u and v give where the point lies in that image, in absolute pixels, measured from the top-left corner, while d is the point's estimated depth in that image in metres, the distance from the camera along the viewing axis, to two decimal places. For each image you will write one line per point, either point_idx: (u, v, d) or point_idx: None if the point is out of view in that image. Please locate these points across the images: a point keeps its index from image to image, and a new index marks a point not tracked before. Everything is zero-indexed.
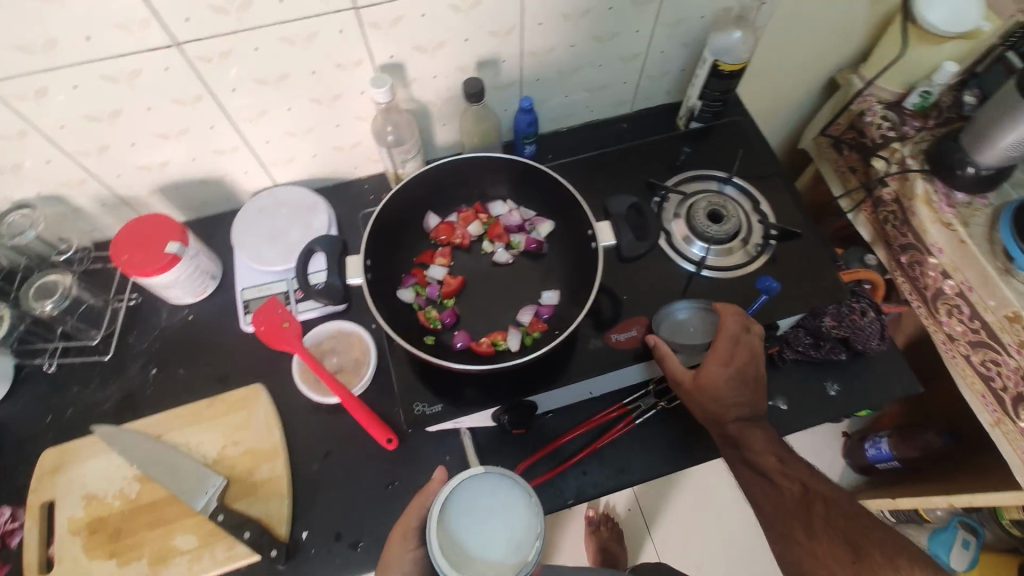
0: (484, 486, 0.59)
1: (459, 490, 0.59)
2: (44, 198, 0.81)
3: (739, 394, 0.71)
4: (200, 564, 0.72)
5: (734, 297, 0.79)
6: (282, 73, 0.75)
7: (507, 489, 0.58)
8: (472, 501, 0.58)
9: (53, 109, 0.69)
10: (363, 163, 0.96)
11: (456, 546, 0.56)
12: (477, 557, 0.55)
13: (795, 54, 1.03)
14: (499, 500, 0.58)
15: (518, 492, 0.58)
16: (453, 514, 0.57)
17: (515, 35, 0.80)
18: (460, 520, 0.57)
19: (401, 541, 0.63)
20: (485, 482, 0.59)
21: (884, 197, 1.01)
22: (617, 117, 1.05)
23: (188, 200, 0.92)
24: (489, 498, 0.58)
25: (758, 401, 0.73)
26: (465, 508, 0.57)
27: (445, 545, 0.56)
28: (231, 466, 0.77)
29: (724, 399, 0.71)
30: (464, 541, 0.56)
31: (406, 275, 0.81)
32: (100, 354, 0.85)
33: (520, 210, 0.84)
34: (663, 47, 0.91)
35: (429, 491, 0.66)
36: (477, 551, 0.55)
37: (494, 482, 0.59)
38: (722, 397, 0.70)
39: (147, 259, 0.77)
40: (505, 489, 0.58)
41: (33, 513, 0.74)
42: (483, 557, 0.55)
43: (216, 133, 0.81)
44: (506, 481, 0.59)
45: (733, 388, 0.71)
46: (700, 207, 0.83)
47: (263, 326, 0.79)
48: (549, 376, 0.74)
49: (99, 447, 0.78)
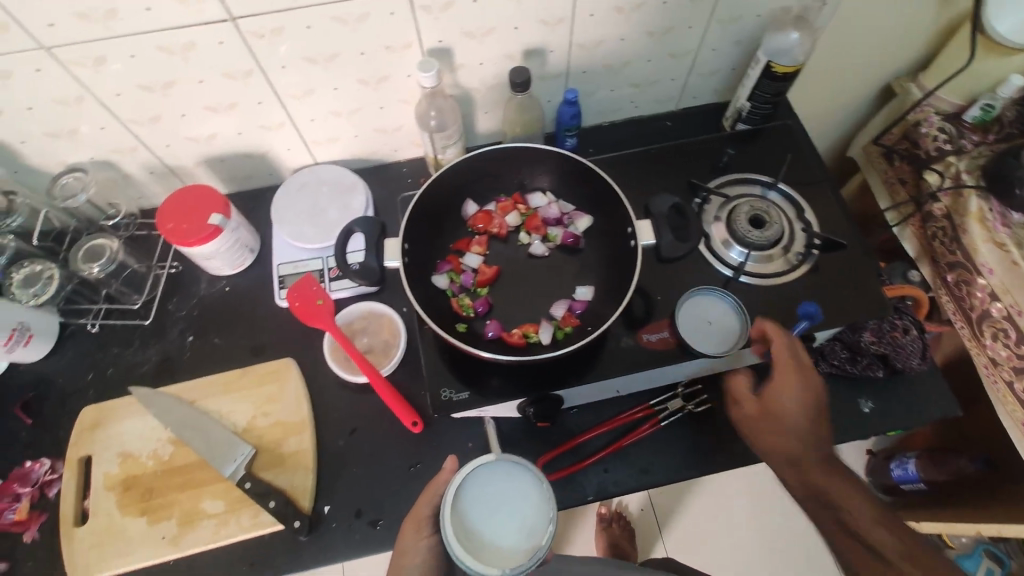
0: (495, 473, 0.59)
1: (470, 477, 0.59)
2: (95, 163, 0.84)
3: (800, 416, 0.70)
4: (225, 529, 0.74)
5: (770, 306, 0.78)
6: (331, 53, 0.75)
7: (518, 476, 0.58)
8: (484, 487, 0.58)
9: (110, 77, 0.71)
10: (404, 147, 0.97)
11: (470, 533, 0.56)
12: (491, 544, 0.55)
13: (852, 58, 0.99)
14: (511, 486, 0.58)
15: (530, 478, 0.58)
16: (466, 502, 0.58)
17: (565, 26, 0.79)
18: (471, 510, 0.57)
19: (414, 530, 0.65)
20: (496, 469, 0.59)
21: (934, 212, 0.97)
22: (662, 114, 1.03)
23: (232, 173, 0.93)
24: (501, 485, 0.58)
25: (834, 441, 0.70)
26: (478, 495, 0.58)
27: (459, 532, 0.56)
28: (260, 436, 0.79)
29: (794, 430, 0.70)
30: (479, 529, 0.56)
31: (441, 262, 0.81)
32: (141, 319, 0.88)
33: (558, 203, 0.83)
34: (715, 45, 0.88)
35: (438, 480, 0.66)
36: (492, 538, 0.56)
37: (505, 469, 0.59)
38: (786, 421, 0.70)
39: (189, 230, 0.79)
40: (517, 476, 0.59)
41: (72, 466, 0.77)
42: (497, 544, 0.55)
43: (263, 109, 0.82)
44: (517, 467, 0.59)
45: (795, 409, 0.70)
46: (742, 212, 0.81)
47: (298, 301, 0.81)
48: (578, 372, 0.74)
49: (136, 408, 0.80)
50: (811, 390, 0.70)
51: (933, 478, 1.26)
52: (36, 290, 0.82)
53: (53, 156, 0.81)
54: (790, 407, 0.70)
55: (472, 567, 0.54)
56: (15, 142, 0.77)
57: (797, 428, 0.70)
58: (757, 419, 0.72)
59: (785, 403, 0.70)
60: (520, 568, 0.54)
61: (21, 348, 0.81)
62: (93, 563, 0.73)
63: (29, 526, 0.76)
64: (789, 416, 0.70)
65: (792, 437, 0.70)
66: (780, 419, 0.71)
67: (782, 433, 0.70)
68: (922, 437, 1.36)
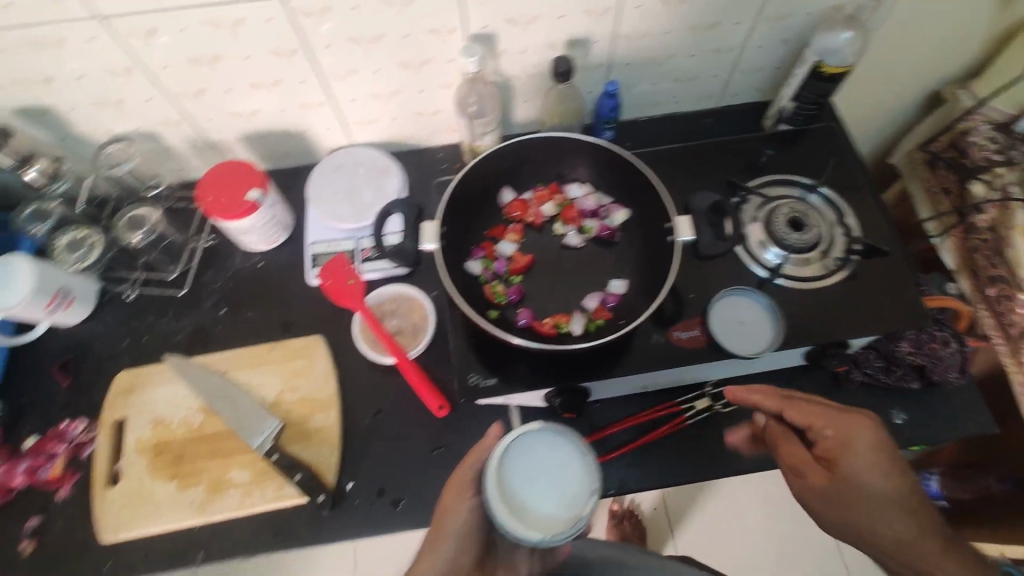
0: (538, 441, 0.59)
1: (513, 444, 0.59)
2: (140, 134, 0.85)
3: (881, 462, 0.62)
4: (251, 499, 0.76)
5: (806, 310, 0.76)
6: (376, 34, 0.75)
7: (562, 446, 0.58)
8: (527, 455, 0.58)
9: (160, 50, 0.72)
10: (440, 132, 0.97)
11: (512, 499, 0.56)
12: (532, 511, 0.56)
13: (901, 63, 0.97)
14: (555, 456, 0.58)
15: (574, 449, 0.58)
16: (508, 468, 0.58)
17: (611, 16, 0.78)
18: (513, 477, 0.57)
19: (457, 492, 0.63)
20: (539, 437, 0.59)
21: (979, 224, 0.95)
22: (701, 111, 1.02)
23: (269, 151, 0.94)
24: (544, 454, 0.58)
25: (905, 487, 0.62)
26: (520, 461, 0.58)
27: (501, 497, 0.56)
28: (287, 411, 0.80)
29: (871, 489, 0.61)
30: (520, 496, 0.56)
31: (475, 248, 0.82)
32: (175, 289, 0.90)
33: (596, 195, 0.83)
34: (762, 43, 0.87)
35: (484, 445, 0.65)
36: (534, 505, 0.56)
37: (550, 438, 0.59)
38: (871, 480, 0.61)
39: (230, 204, 0.81)
40: (560, 446, 0.59)
41: (106, 428, 0.79)
42: (539, 511, 0.56)
43: (305, 88, 0.82)
44: (561, 437, 0.59)
45: (872, 459, 0.62)
46: (782, 213, 0.80)
47: (330, 280, 0.82)
48: (607, 366, 0.73)
49: (169, 376, 0.82)
50: (869, 430, 0.63)
51: (957, 496, 1.23)
52: (79, 256, 0.85)
53: (100, 124, 0.82)
54: (863, 460, 0.62)
55: (513, 530, 0.55)
56: (64, 110, 0.78)
57: (886, 479, 0.62)
58: (840, 489, 0.62)
59: (856, 457, 0.62)
60: (560, 536, 0.55)
61: (62, 312, 0.83)
62: (123, 523, 0.75)
63: (62, 484, 0.78)
64: (871, 469, 0.62)
65: (886, 493, 0.61)
66: (867, 480, 0.62)
67: (876, 493, 0.61)
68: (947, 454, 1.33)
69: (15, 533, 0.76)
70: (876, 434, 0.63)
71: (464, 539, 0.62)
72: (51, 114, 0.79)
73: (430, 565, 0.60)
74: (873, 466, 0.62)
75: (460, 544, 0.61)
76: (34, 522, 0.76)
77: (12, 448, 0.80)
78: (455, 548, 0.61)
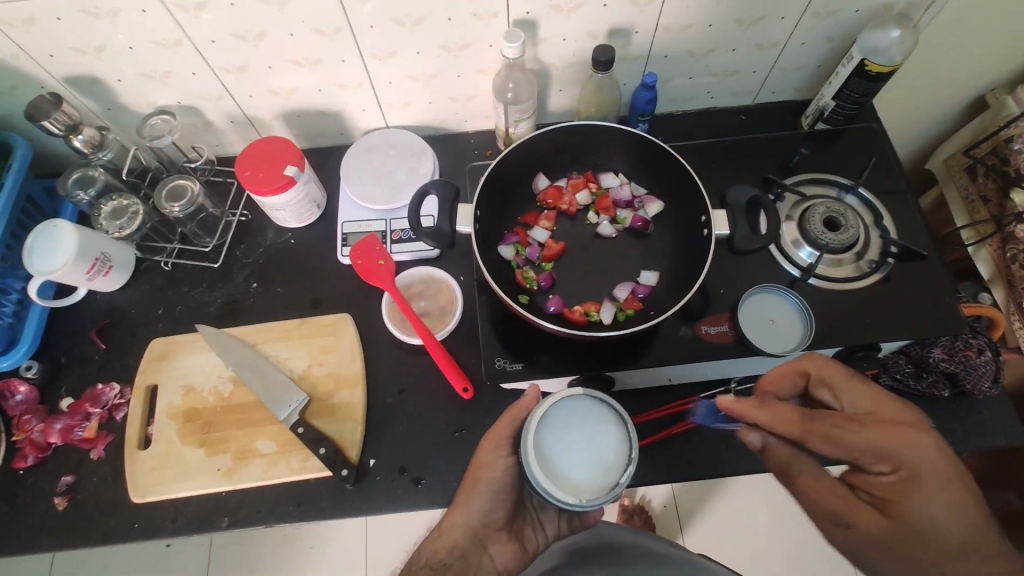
0: (577, 409, 0.65)
1: (554, 412, 0.64)
2: (182, 108, 0.87)
3: (947, 489, 0.54)
4: (276, 470, 0.77)
5: (837, 310, 0.76)
6: (419, 16, 0.76)
7: (597, 418, 0.64)
8: (567, 422, 0.64)
9: (207, 24, 0.73)
10: (474, 118, 0.97)
11: (551, 463, 0.62)
12: (568, 475, 0.61)
13: (947, 66, 0.94)
14: (593, 425, 0.64)
15: (611, 418, 0.64)
16: (548, 433, 0.63)
17: (655, 7, 0.77)
18: (552, 442, 0.63)
19: (493, 448, 0.70)
20: (579, 406, 0.65)
21: (1018, 234, 0.93)
22: (737, 107, 1.01)
23: (306, 129, 0.96)
24: (583, 422, 0.64)
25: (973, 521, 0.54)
26: (561, 428, 0.64)
27: (541, 461, 0.62)
28: (314, 385, 0.82)
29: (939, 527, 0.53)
30: (559, 461, 0.62)
31: (508, 233, 0.82)
32: (209, 261, 0.91)
33: (630, 186, 0.83)
34: (805, 40, 0.86)
35: (522, 405, 0.70)
36: (571, 470, 0.61)
37: (588, 408, 0.65)
38: (940, 517, 0.53)
39: (265, 178, 0.81)
40: (597, 415, 0.64)
41: (139, 392, 0.82)
42: (575, 476, 0.61)
43: (345, 68, 0.83)
44: (600, 408, 0.65)
45: (938, 487, 0.54)
46: (817, 213, 0.79)
47: (360, 260, 0.83)
48: (634, 356, 0.74)
49: (200, 345, 0.84)
50: (927, 447, 0.55)
51: None
52: (122, 223, 0.86)
53: (145, 96, 0.84)
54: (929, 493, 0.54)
55: (553, 494, 0.60)
56: (112, 80, 0.80)
57: (958, 512, 0.53)
58: (902, 533, 0.54)
59: (920, 489, 0.54)
60: (594, 501, 0.60)
61: (101, 278, 0.85)
62: (152, 485, 0.77)
63: (96, 445, 0.80)
64: (939, 500, 0.54)
65: (961, 532, 0.53)
66: (936, 516, 0.53)
67: (949, 529, 0.53)
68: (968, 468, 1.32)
69: (49, 489, 0.78)
70: (938, 456, 0.55)
71: (495, 493, 0.69)
72: (99, 84, 0.81)
73: (463, 517, 0.68)
74: (941, 496, 0.54)
75: (492, 497, 0.69)
76: (68, 479, 0.79)
77: (49, 407, 0.83)
78: (486, 503, 0.69)
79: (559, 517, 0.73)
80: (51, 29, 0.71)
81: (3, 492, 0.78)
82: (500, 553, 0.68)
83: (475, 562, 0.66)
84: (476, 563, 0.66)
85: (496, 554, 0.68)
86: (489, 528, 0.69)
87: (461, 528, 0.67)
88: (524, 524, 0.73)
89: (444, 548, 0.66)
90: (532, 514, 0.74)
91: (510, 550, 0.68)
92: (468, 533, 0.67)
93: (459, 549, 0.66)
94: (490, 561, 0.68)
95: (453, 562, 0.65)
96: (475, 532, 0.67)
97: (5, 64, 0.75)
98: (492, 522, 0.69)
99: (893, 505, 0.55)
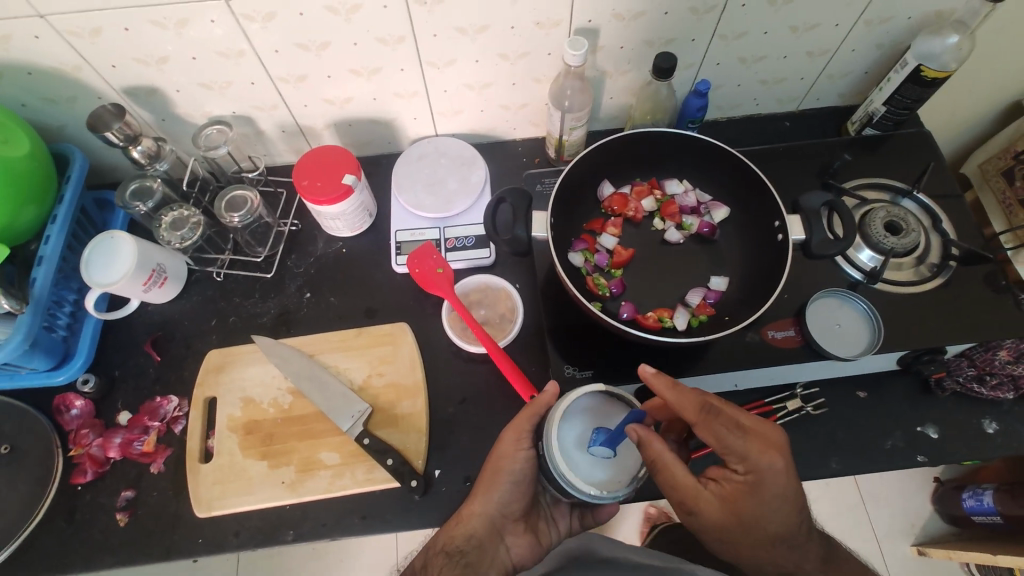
0: (593, 402, 0.64)
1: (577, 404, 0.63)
2: (237, 118, 0.87)
3: (785, 501, 0.57)
4: (341, 481, 0.76)
5: (904, 314, 0.76)
6: (483, 25, 0.76)
7: (612, 410, 0.64)
8: (589, 415, 0.63)
9: (274, 33, 0.73)
10: (522, 126, 0.97)
11: (573, 456, 0.61)
12: (588, 469, 0.61)
13: (991, 72, 0.95)
14: (613, 420, 0.64)
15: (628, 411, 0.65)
16: (569, 428, 0.62)
17: (713, 15, 0.78)
18: (570, 436, 0.62)
19: (513, 441, 0.67)
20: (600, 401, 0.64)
21: None
22: (781, 114, 1.02)
23: (355, 138, 0.95)
24: (604, 415, 0.64)
25: (793, 522, 0.58)
26: (582, 423, 0.63)
27: (564, 456, 0.61)
28: (375, 396, 0.81)
29: (766, 519, 0.57)
30: (580, 450, 0.61)
31: (576, 240, 0.82)
32: (262, 272, 0.91)
33: (695, 193, 0.84)
34: (855, 46, 0.86)
35: (540, 402, 0.67)
36: (593, 466, 0.61)
37: (608, 403, 0.65)
38: (770, 512, 0.57)
39: (323, 189, 0.81)
40: (618, 411, 0.65)
41: (198, 405, 0.81)
42: (597, 471, 0.61)
43: (402, 77, 0.83)
44: (618, 400, 0.66)
45: (777, 498, 0.56)
46: (878, 217, 0.80)
47: (418, 268, 0.83)
48: (702, 360, 0.74)
49: (257, 356, 0.83)
50: (783, 464, 0.56)
51: (1010, 513, 1.19)
52: (183, 234, 0.84)
53: (200, 107, 0.84)
54: (773, 497, 0.56)
55: (579, 486, 0.59)
56: (170, 91, 0.80)
57: (787, 514, 0.57)
58: (734, 523, 0.58)
59: (761, 493, 0.56)
60: (615, 495, 0.60)
61: (157, 289, 0.84)
62: (215, 499, 0.76)
63: (155, 458, 0.79)
64: (775, 506, 0.57)
65: (781, 526, 0.58)
66: (765, 516, 0.57)
67: (771, 524, 0.57)
68: (997, 471, 1.33)
69: (109, 505, 0.77)
70: (789, 474, 0.57)
71: (514, 483, 0.68)
72: (157, 95, 0.80)
73: (483, 507, 0.68)
74: (778, 506, 0.57)
75: (511, 488, 0.68)
76: (129, 494, 0.77)
77: (106, 421, 0.82)
78: (505, 493, 0.68)
79: (571, 512, 0.76)
80: (116, 39, 0.70)
81: (61, 508, 0.77)
82: (515, 545, 0.69)
83: (493, 551, 0.68)
84: (493, 552, 0.68)
85: (512, 545, 0.69)
86: (506, 518, 0.69)
87: (480, 518, 0.67)
88: (538, 518, 0.73)
89: (461, 535, 0.67)
90: (546, 509, 0.75)
91: (525, 542, 0.70)
92: (487, 523, 0.68)
93: (477, 538, 0.67)
94: (505, 551, 0.69)
95: (469, 550, 0.66)
96: (493, 522, 0.68)
97: (67, 76, 0.75)
98: (510, 513, 0.69)
99: (740, 503, 0.57)
